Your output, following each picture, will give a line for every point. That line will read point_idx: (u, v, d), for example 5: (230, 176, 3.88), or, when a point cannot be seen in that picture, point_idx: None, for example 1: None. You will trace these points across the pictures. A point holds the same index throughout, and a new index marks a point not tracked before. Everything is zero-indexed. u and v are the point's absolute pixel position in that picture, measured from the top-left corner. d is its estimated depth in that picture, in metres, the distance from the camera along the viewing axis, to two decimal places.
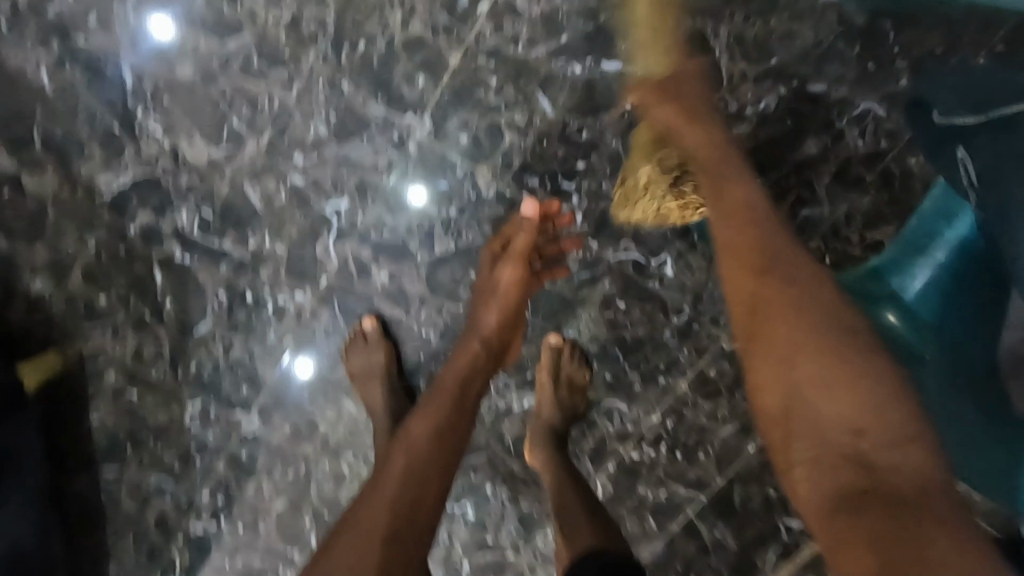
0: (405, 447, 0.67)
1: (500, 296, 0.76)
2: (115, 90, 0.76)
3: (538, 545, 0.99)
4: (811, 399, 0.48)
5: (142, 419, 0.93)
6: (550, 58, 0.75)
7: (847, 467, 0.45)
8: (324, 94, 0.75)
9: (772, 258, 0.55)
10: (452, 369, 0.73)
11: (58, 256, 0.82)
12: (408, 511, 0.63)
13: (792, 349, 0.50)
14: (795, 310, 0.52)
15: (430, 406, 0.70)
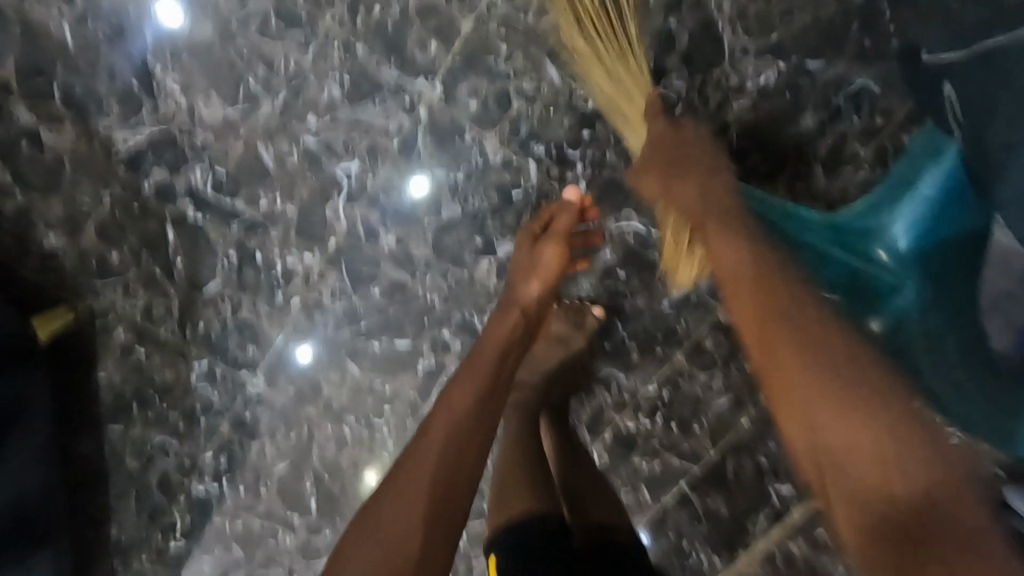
0: (449, 412, 0.66)
1: (540, 271, 0.78)
2: (135, 47, 0.77)
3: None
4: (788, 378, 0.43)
5: (149, 375, 0.95)
6: (559, 26, 0.76)
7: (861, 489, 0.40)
8: (339, 56, 0.77)
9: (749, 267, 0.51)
10: (489, 343, 0.74)
11: (74, 209, 0.84)
12: (451, 470, 0.63)
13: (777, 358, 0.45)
14: (791, 332, 0.45)
15: (472, 372, 0.70)
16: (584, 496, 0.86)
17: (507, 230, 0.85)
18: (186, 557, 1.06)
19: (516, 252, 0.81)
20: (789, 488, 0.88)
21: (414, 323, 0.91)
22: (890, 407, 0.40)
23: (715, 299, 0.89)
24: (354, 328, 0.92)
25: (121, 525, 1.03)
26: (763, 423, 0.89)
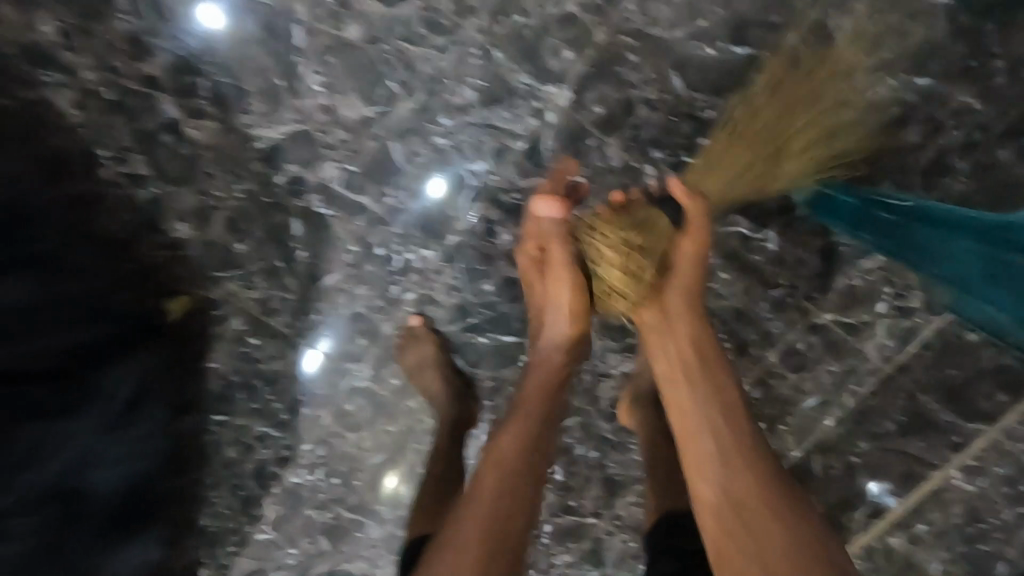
0: (498, 461, 0.64)
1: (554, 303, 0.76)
2: (285, 46, 0.80)
3: (617, 510, 1.08)
4: (754, 500, 0.57)
5: (258, 365, 0.97)
6: (687, 39, 0.81)
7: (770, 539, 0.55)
8: (477, 62, 0.81)
9: (695, 438, 0.62)
10: (536, 377, 0.73)
11: (204, 202, 0.87)
12: (510, 497, 0.62)
13: (709, 456, 0.60)
14: (704, 439, 0.61)
15: (518, 412, 0.69)
16: (657, 488, 0.89)
17: None
18: (272, 547, 1.06)
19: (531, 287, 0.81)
20: (887, 484, 0.93)
21: (522, 320, 0.94)
22: (742, 478, 0.58)
23: (810, 302, 0.95)
24: (463, 323, 0.95)
25: (211, 515, 1.02)
26: (852, 423, 0.97)
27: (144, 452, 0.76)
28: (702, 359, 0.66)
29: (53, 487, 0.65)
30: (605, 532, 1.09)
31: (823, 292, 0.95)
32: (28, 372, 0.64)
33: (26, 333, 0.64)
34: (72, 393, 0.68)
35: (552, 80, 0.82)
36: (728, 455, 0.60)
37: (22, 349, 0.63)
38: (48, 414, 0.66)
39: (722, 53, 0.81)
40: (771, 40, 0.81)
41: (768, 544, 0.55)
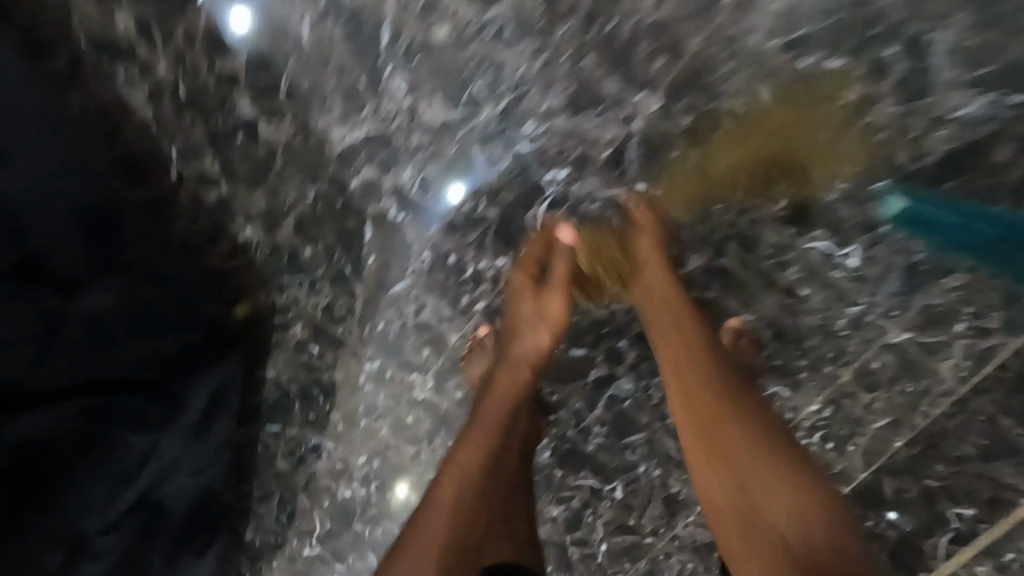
0: (454, 479, 0.67)
1: (530, 321, 0.80)
2: (369, 46, 0.78)
3: (676, 529, 1.02)
4: (731, 419, 0.64)
5: (317, 374, 0.94)
6: (783, 50, 0.79)
7: (753, 442, 0.62)
8: (567, 67, 0.79)
9: (687, 375, 0.69)
10: (493, 402, 0.75)
11: (275, 204, 0.84)
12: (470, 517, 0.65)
13: (692, 380, 0.68)
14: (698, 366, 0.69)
15: (471, 435, 0.72)
16: None
17: (700, 244, 0.89)
18: (317, 562, 1.01)
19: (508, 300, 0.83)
20: (972, 511, 0.87)
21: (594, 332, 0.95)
22: (729, 417, 0.64)
23: (888, 320, 0.93)
24: None
25: (257, 530, 0.98)
26: (923, 446, 0.92)
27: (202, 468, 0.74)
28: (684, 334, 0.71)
29: (122, 501, 0.64)
30: (664, 553, 1.02)
31: (902, 311, 0.92)
32: (117, 380, 0.63)
33: (114, 342, 0.63)
34: (160, 403, 0.66)
35: (640, 89, 0.80)
36: (702, 383, 0.67)
37: (110, 359, 0.62)
38: (136, 423, 0.64)
39: (814, 65, 0.79)
40: (870, 52, 0.79)
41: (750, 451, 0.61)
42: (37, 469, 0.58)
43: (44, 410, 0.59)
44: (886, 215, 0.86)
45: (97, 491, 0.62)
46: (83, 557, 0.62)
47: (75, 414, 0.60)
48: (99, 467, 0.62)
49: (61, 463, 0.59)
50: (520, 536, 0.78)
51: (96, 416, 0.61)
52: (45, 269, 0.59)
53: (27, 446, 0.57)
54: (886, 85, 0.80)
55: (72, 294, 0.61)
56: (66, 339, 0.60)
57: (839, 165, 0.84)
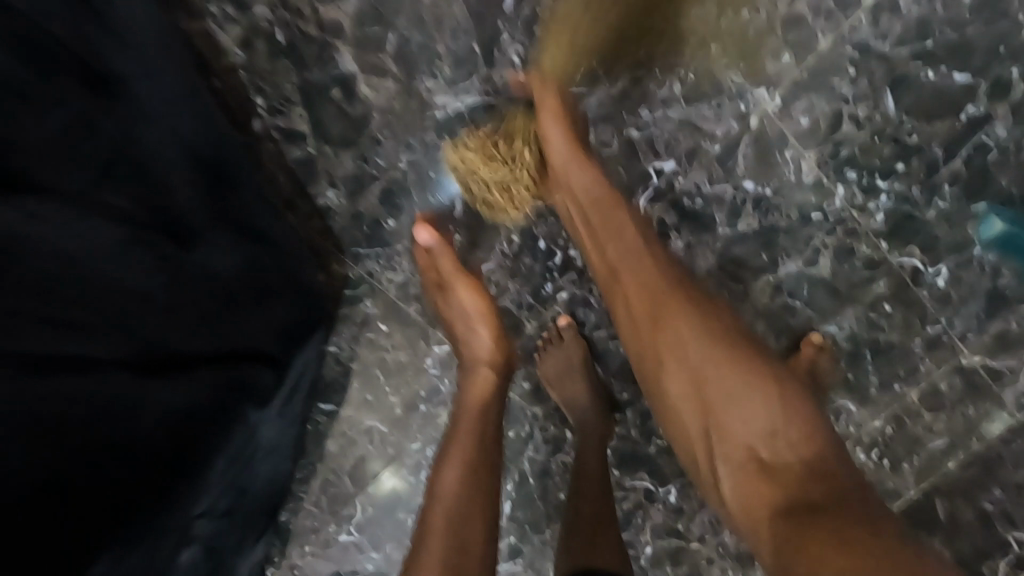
0: (441, 505, 0.66)
1: (484, 317, 0.77)
2: (490, 9, 0.75)
3: (723, 536, 0.98)
4: (676, 323, 0.69)
5: (382, 354, 0.89)
6: (910, 59, 0.77)
7: (704, 339, 0.67)
8: (692, 53, 0.76)
9: (619, 267, 0.73)
10: (467, 415, 0.74)
11: (364, 168, 0.80)
12: (463, 536, 0.63)
13: (640, 282, 0.71)
14: (632, 260, 0.72)
15: (453, 455, 0.70)
16: None
17: (795, 253, 0.86)
18: (352, 550, 0.94)
19: (444, 310, 0.80)
20: None
21: None
22: (680, 315, 0.69)
23: (963, 341, 0.90)
24: (612, 330, 0.90)
25: (293, 512, 0.93)
26: (979, 469, 0.93)
27: (275, 450, 0.73)
28: (620, 240, 0.73)
29: (220, 484, 0.65)
30: (707, 560, 0.98)
31: (978, 333, 0.90)
32: (210, 358, 0.64)
33: (212, 313, 0.64)
34: (267, 373, 0.67)
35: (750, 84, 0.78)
36: (648, 283, 0.71)
37: (207, 334, 0.64)
38: (249, 397, 0.65)
39: (941, 78, 0.78)
40: (994, 69, 0.78)
41: (699, 349, 0.67)
42: (119, 450, 0.58)
43: (120, 381, 0.58)
44: (980, 237, 0.85)
45: (194, 487, 0.62)
46: (173, 547, 0.62)
47: (174, 399, 0.60)
48: (197, 458, 0.61)
49: (139, 447, 0.59)
50: (613, 543, 0.78)
51: (164, 418, 0.60)
52: (160, 218, 0.63)
53: (91, 429, 0.57)
54: (1003, 105, 0.79)
55: (187, 248, 0.64)
56: (155, 310, 0.61)
57: (945, 182, 0.83)
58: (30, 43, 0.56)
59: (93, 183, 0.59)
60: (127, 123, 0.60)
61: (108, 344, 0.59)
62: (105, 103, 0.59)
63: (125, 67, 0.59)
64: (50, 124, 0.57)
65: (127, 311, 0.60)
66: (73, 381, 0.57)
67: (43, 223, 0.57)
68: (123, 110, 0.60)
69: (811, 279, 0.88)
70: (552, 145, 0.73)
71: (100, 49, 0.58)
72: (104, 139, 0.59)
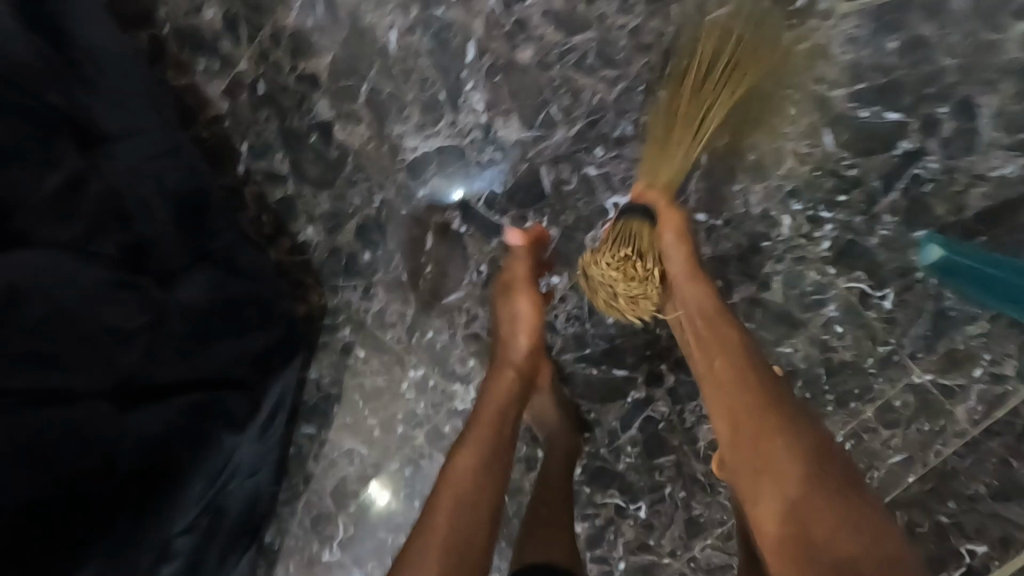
0: (451, 482, 0.67)
1: (524, 323, 0.81)
2: (453, 62, 0.80)
3: (693, 552, 1.00)
4: (768, 416, 0.65)
5: (360, 378, 0.95)
6: (846, 99, 0.84)
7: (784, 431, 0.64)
8: (642, 98, 0.82)
9: (727, 348, 0.71)
10: (489, 404, 0.75)
11: (340, 207, 0.86)
12: (471, 511, 0.65)
13: (729, 368, 0.70)
14: (739, 353, 0.70)
15: (472, 438, 0.71)
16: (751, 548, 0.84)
17: (748, 277, 0.94)
18: (333, 569, 0.97)
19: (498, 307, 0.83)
20: (983, 547, 0.87)
21: (636, 354, 0.97)
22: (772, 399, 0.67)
23: (913, 359, 0.93)
24: (576, 353, 0.98)
25: (277, 533, 0.98)
26: (935, 481, 0.92)
27: (251, 469, 0.78)
28: (730, 334, 0.72)
29: (196, 504, 0.68)
30: None
31: (926, 352, 0.92)
32: (183, 386, 0.67)
33: (185, 342, 0.68)
34: (240, 399, 0.71)
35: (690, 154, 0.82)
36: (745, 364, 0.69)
37: (185, 365, 0.68)
38: (223, 421, 0.69)
39: (873, 117, 0.85)
40: (921, 109, 0.83)
41: (803, 453, 0.62)
42: (89, 479, 0.59)
43: (104, 412, 0.61)
44: (921, 263, 0.89)
45: (163, 512, 0.64)
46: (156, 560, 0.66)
47: (151, 427, 0.63)
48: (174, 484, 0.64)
49: (112, 475, 0.60)
50: (568, 542, 0.80)
51: (149, 446, 0.63)
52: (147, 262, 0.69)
53: (59, 457, 0.58)
54: (934, 141, 0.84)
55: (166, 287, 0.69)
56: (132, 341, 0.64)
57: (884, 212, 0.88)
58: (42, 117, 0.63)
59: (77, 236, 0.64)
60: (113, 174, 0.68)
61: (91, 377, 0.61)
62: (94, 159, 0.67)
63: (110, 118, 0.68)
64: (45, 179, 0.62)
65: (104, 342, 0.62)
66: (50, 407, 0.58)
67: (47, 274, 0.60)
68: (109, 163, 0.68)
69: (764, 304, 0.95)
70: (672, 263, 0.76)
71: (90, 112, 0.67)
72: (94, 195, 0.65)
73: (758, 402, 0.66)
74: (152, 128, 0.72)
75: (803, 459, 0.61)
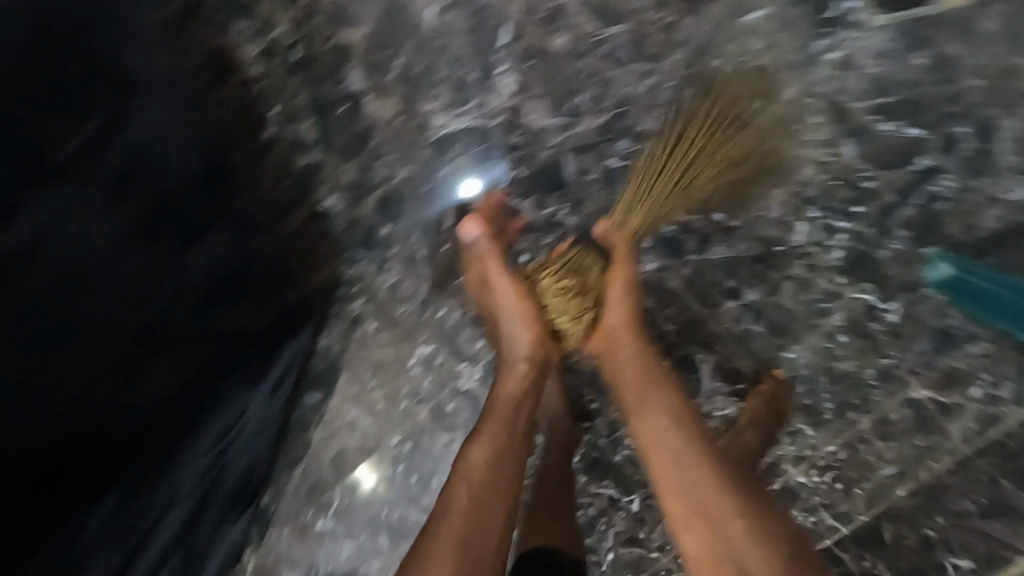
0: (470, 479, 0.69)
1: (513, 315, 0.80)
2: (489, 41, 0.83)
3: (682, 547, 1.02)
4: (683, 459, 0.67)
5: (368, 351, 0.95)
6: (868, 112, 0.85)
7: (700, 471, 0.66)
8: (670, 95, 0.85)
9: (647, 388, 0.73)
10: (502, 398, 0.76)
11: (363, 178, 0.87)
12: (485, 509, 0.68)
13: (650, 408, 0.71)
14: (662, 393, 0.72)
15: (487, 432, 0.73)
16: None
17: (758, 280, 0.93)
18: (327, 537, 0.99)
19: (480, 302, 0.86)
20: (967, 561, 0.91)
21: None
22: (687, 438, 0.68)
23: (912, 375, 0.94)
24: None
25: (272, 498, 0.98)
26: (924, 497, 0.94)
27: (260, 427, 0.79)
28: (652, 379, 0.74)
29: (208, 452, 0.73)
30: (665, 570, 1.02)
31: (926, 368, 0.93)
32: (206, 336, 0.70)
33: (190, 309, 0.69)
34: (257, 357, 0.75)
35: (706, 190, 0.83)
36: (663, 407, 0.71)
37: (203, 321, 0.70)
38: (243, 380, 0.74)
39: (896, 131, 0.85)
40: (942, 126, 0.85)
41: (714, 493, 0.64)
42: (102, 424, 0.64)
43: (125, 357, 0.65)
44: (929, 278, 0.90)
45: (175, 461, 0.70)
46: (165, 506, 0.70)
47: (165, 383, 0.68)
48: (185, 434, 0.71)
49: (128, 420, 0.66)
50: (565, 525, 0.87)
51: (168, 399, 0.68)
52: (170, 214, 0.68)
53: (64, 417, 0.62)
54: (952, 159, 0.86)
55: (187, 243, 0.69)
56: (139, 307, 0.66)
57: (897, 226, 0.89)
58: (91, 73, 0.64)
59: (106, 182, 0.64)
60: (144, 127, 0.67)
61: (108, 326, 0.64)
62: (124, 109, 0.66)
63: (149, 72, 0.68)
64: (63, 143, 0.62)
65: (115, 298, 0.65)
66: (73, 350, 0.62)
67: (69, 222, 0.62)
68: (139, 115, 0.66)
69: (773, 306, 0.94)
70: (611, 310, 0.79)
71: (108, 66, 0.65)
72: (119, 150, 0.65)
73: (675, 442, 0.68)
74: (179, 85, 0.70)
75: (719, 496, 0.64)
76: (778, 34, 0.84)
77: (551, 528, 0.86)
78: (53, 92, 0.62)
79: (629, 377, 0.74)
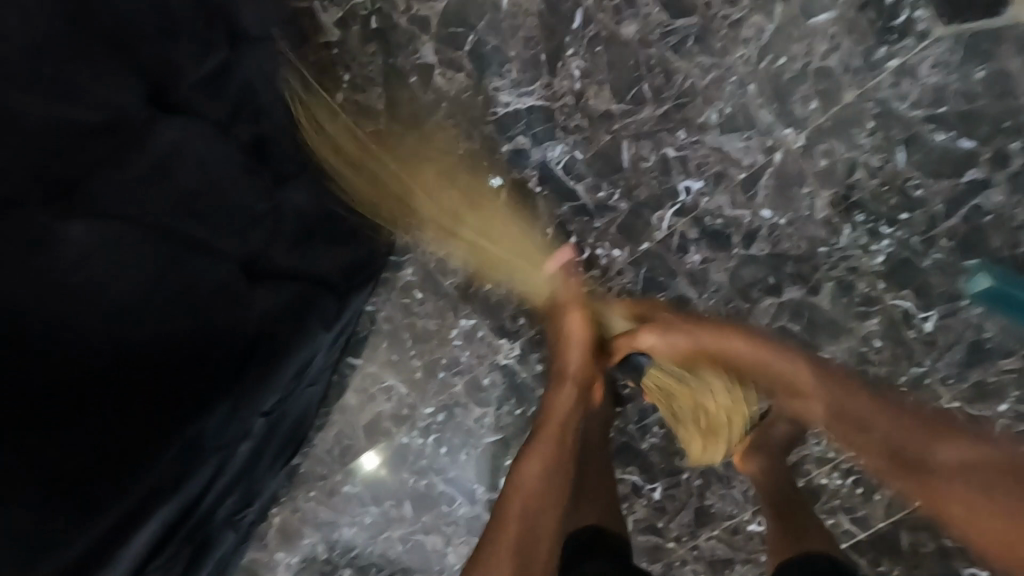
0: (517, 496, 0.86)
1: (574, 342, 0.90)
2: (561, 24, 0.87)
3: (698, 540, 1.03)
4: (813, 393, 0.89)
5: (413, 319, 0.98)
6: (924, 121, 0.86)
7: (833, 387, 0.88)
8: (731, 89, 0.87)
9: (776, 358, 0.89)
10: (550, 421, 0.90)
11: (425, 148, 0.90)
12: (531, 528, 0.83)
13: (778, 371, 0.89)
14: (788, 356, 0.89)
15: (538, 450, 0.88)
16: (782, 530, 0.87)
17: (799, 279, 0.94)
18: (352, 502, 1.01)
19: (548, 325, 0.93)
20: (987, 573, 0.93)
21: None
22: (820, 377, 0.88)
23: (943, 386, 0.93)
24: None
25: (305, 457, 1.01)
26: None
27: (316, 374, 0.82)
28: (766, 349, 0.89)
29: (278, 392, 0.72)
30: (680, 560, 1.04)
31: (957, 380, 0.93)
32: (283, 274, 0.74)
33: (270, 246, 0.73)
34: (329, 298, 0.76)
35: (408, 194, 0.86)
36: (794, 364, 0.89)
37: (282, 255, 0.74)
38: (316, 317, 0.74)
39: (950, 141, 0.86)
40: (997, 141, 0.85)
41: (848, 401, 0.87)
42: (182, 345, 0.66)
43: (210, 279, 0.69)
44: (970, 291, 0.90)
45: (247, 393, 0.69)
46: (237, 438, 0.71)
47: (246, 315, 0.70)
48: (258, 367, 0.70)
49: (207, 346, 0.67)
50: (608, 507, 0.85)
51: (238, 332, 0.69)
52: (266, 161, 0.76)
53: (151, 344, 0.65)
54: (1002, 174, 0.86)
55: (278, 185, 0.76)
56: (226, 244, 0.70)
57: (942, 236, 0.90)
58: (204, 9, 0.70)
59: (218, 119, 0.72)
60: (254, 73, 0.74)
61: (202, 254, 0.69)
62: (236, 52, 0.72)
63: (253, 20, 0.74)
64: (187, 71, 0.70)
65: (212, 228, 0.70)
66: (170, 283, 0.67)
67: (186, 152, 0.69)
68: (248, 58, 0.73)
69: (812, 307, 0.94)
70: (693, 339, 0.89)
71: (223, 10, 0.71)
72: (231, 94, 0.72)
73: (815, 380, 0.89)
74: (277, 35, 0.77)
75: (856, 399, 0.87)
76: (843, 38, 0.84)
77: (592, 503, 0.85)
78: (173, 27, 0.69)
79: (764, 354, 0.89)
